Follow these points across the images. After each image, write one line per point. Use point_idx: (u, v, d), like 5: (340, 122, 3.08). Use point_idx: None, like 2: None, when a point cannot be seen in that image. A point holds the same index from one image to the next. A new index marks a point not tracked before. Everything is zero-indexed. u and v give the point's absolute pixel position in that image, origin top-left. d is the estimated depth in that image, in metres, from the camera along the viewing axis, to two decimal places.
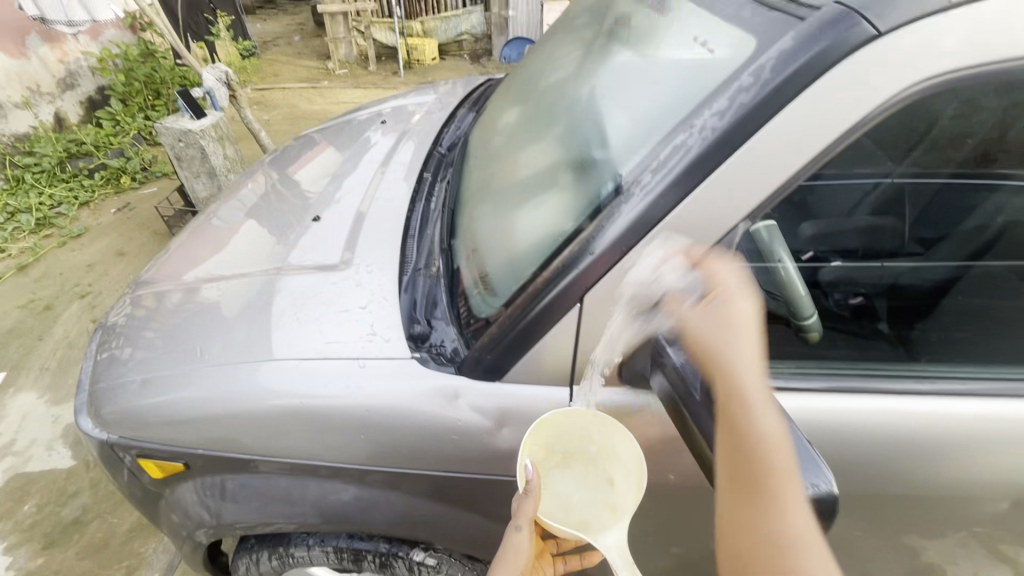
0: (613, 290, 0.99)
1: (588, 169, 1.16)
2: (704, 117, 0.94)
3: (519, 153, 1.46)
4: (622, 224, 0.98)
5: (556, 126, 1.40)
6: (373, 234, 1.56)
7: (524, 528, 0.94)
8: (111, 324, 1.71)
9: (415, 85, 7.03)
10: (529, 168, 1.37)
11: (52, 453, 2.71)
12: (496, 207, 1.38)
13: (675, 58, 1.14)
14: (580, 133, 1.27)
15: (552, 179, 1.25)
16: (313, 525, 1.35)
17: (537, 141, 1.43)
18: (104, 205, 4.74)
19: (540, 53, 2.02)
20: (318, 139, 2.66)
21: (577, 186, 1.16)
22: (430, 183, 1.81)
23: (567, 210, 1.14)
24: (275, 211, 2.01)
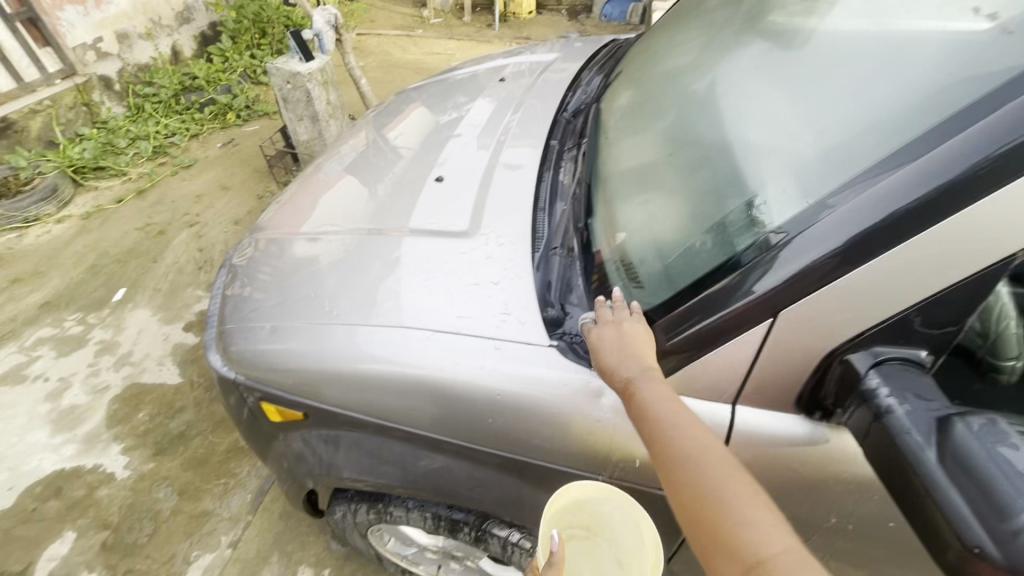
0: (814, 312, 0.84)
1: (742, 178, 1.07)
2: (984, 121, 0.76)
3: (659, 147, 1.37)
4: (843, 233, 0.82)
5: (704, 124, 1.30)
6: (498, 203, 1.48)
7: None
8: (234, 264, 1.76)
9: (510, 40, 6.75)
10: (664, 166, 1.29)
11: (163, 369, 2.94)
12: (649, 190, 1.26)
13: (895, 67, 0.99)
14: (733, 138, 1.18)
15: (689, 184, 1.18)
16: (418, 491, 1.34)
17: (678, 137, 1.34)
18: (211, 140, 4.98)
19: (695, 24, 1.84)
20: (429, 93, 2.57)
21: (728, 194, 1.07)
22: (558, 152, 1.69)
23: (713, 218, 1.06)
24: (388, 166, 1.96)
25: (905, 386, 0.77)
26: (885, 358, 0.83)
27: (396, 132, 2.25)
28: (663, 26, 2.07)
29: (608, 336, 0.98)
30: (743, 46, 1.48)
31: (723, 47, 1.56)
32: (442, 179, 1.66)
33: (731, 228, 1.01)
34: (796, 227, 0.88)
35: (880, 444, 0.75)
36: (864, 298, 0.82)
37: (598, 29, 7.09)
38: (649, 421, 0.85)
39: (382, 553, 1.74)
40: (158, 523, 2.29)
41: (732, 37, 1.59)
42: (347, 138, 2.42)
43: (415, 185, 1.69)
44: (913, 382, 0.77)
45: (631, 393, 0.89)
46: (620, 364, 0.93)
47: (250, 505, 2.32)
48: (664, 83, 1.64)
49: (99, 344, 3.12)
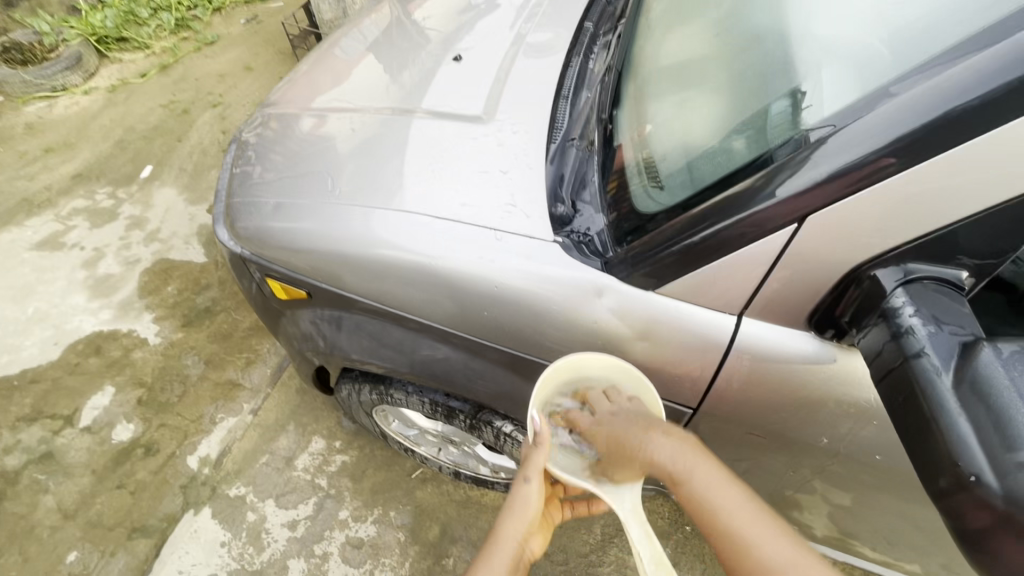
0: (847, 220, 0.73)
1: (790, 68, 0.92)
2: None
3: (702, 31, 1.19)
4: (898, 126, 0.68)
5: (756, 2, 1.10)
6: (519, 89, 1.35)
7: (534, 480, 1.03)
8: (245, 140, 1.71)
9: None
10: (703, 57, 1.13)
11: (189, 247, 3.02)
12: (684, 81, 1.12)
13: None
14: (787, 19, 1.00)
15: (726, 78, 1.04)
16: (414, 376, 1.37)
17: (725, 19, 1.15)
18: (234, 15, 4.71)
19: None
20: None
21: (768, 88, 0.93)
22: (591, 36, 1.51)
23: (748, 117, 0.94)
24: (408, 45, 1.81)
25: (933, 305, 0.69)
26: (917, 275, 0.73)
27: (420, 9, 2.06)
28: None
29: (624, 431, 0.99)
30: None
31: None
32: (461, 59, 1.51)
33: (766, 127, 0.89)
34: (847, 117, 0.74)
35: (892, 360, 0.69)
36: (913, 205, 0.69)
37: None
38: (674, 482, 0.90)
39: (387, 432, 1.85)
40: (187, 388, 2.48)
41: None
42: (368, 13, 2.23)
43: (433, 65, 1.55)
44: (940, 302, 0.70)
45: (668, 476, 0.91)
46: (642, 448, 0.95)
47: (270, 380, 2.47)
48: None
49: (128, 219, 3.19)
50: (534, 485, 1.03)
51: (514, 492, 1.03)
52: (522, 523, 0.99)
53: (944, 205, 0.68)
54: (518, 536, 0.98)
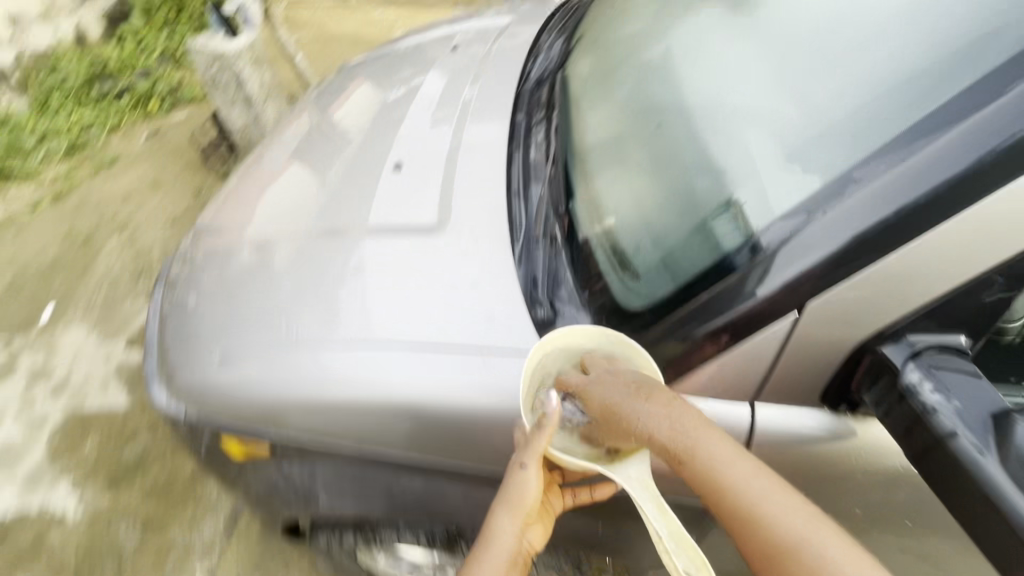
0: (841, 303, 0.76)
1: (734, 150, 0.96)
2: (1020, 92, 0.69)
3: (637, 116, 1.24)
4: (866, 223, 0.73)
5: (683, 86, 1.17)
6: (468, 192, 1.33)
7: (531, 466, 0.88)
8: (172, 279, 1.55)
9: (454, 3, 6.35)
10: (642, 143, 1.17)
11: (107, 392, 2.67)
12: (633, 170, 1.15)
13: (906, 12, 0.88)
14: (720, 102, 1.06)
15: (671, 162, 1.07)
16: (407, 517, 1.23)
17: (656, 104, 1.21)
18: (134, 131, 4.50)
19: None
20: (374, 66, 2.34)
21: (718, 171, 0.97)
22: (525, 127, 1.54)
23: (705, 202, 0.96)
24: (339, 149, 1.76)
25: (946, 381, 0.73)
26: (923, 350, 0.76)
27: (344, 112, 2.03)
28: None
29: (620, 397, 0.83)
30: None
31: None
32: (401, 167, 1.49)
33: (727, 210, 0.91)
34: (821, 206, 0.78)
35: (924, 442, 0.71)
36: (901, 283, 0.73)
37: None
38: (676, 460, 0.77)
39: (375, 570, 1.57)
40: (123, 563, 2.11)
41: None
42: (288, 122, 2.18)
43: (371, 174, 1.50)
44: (951, 376, 0.73)
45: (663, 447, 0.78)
46: (646, 417, 0.80)
47: (224, 531, 2.16)
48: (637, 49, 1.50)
49: (29, 371, 2.80)
50: (532, 471, 0.89)
51: (510, 479, 0.90)
52: (518, 513, 0.90)
53: (930, 277, 0.72)
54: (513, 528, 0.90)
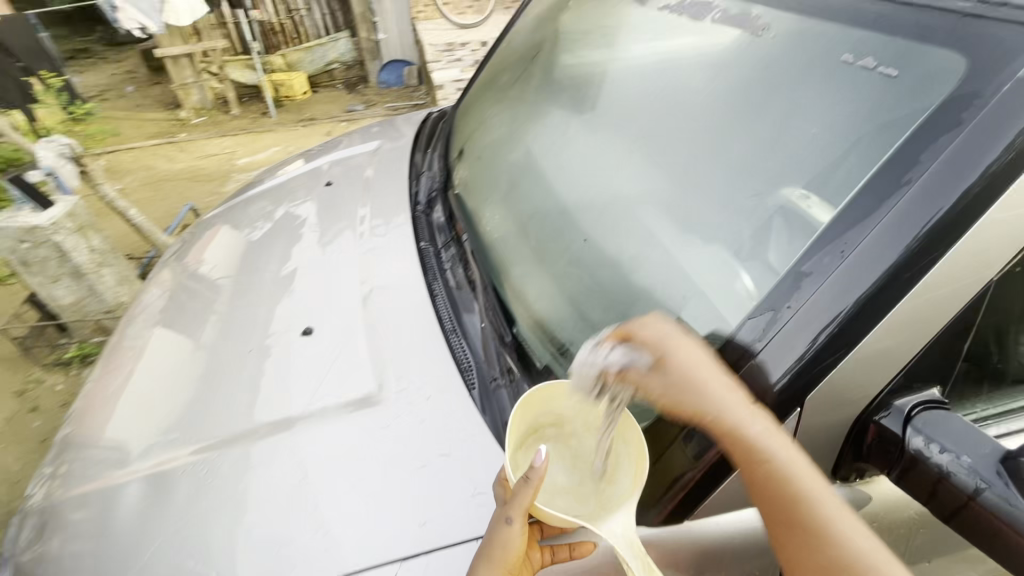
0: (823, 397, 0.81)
1: (674, 268, 1.04)
2: (915, 178, 0.76)
3: (561, 240, 1.29)
4: (824, 323, 0.78)
5: (599, 209, 1.26)
6: (403, 344, 1.21)
7: (518, 521, 0.79)
8: (23, 551, 1.16)
9: (296, 123, 6.30)
10: (577, 267, 1.21)
11: None
12: (573, 292, 1.17)
13: (772, 127, 1.01)
14: (644, 222, 1.15)
15: (615, 286, 1.12)
16: None
17: (578, 227, 1.28)
18: None
19: (530, 99, 1.81)
20: (236, 213, 2.13)
21: (666, 291, 1.03)
22: (435, 255, 1.48)
23: (660, 320, 0.99)
24: (225, 313, 1.52)
25: (953, 435, 0.78)
26: (917, 409, 0.82)
27: (216, 269, 1.80)
28: (486, 98, 1.99)
29: (696, 373, 0.76)
30: (596, 117, 1.49)
31: (573, 122, 1.56)
32: (314, 331, 1.32)
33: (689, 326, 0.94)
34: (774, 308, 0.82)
35: (954, 500, 0.77)
36: (870, 369, 0.80)
37: (378, 97, 6.92)
38: (749, 453, 0.72)
39: None
40: None
41: (576, 110, 1.59)
42: (144, 292, 1.86)
43: (278, 347, 1.30)
44: (955, 428, 0.78)
45: (723, 429, 0.74)
46: (722, 401, 0.74)
47: None
48: (529, 168, 1.58)
49: None
50: (518, 527, 0.79)
51: (491, 531, 0.81)
52: (500, 574, 0.79)
53: (886, 361, 0.81)
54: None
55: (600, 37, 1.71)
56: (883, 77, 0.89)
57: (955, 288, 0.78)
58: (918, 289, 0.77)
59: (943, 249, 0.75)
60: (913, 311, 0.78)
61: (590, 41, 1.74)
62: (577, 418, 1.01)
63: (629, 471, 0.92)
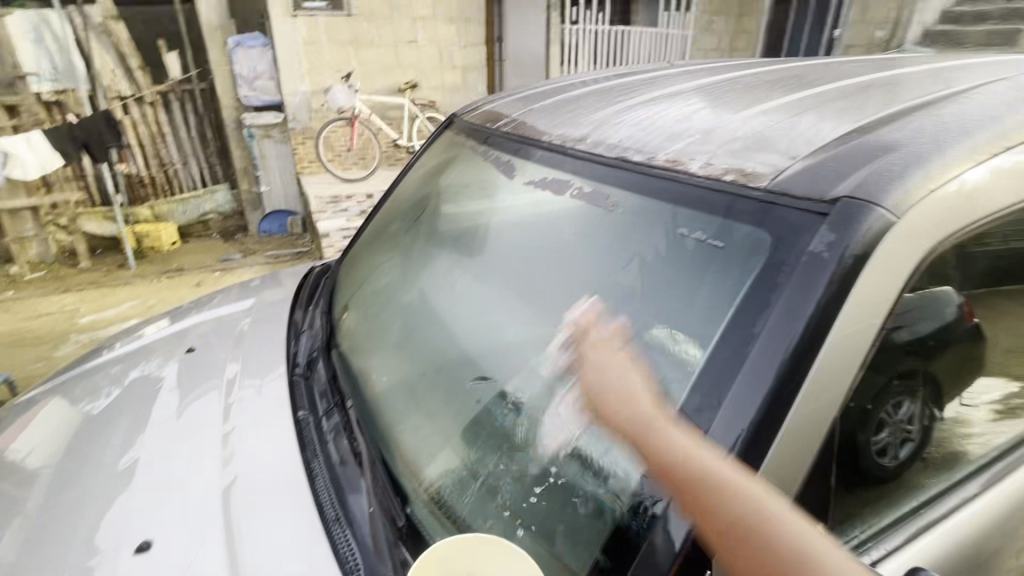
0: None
1: (573, 421, 1.06)
2: (761, 329, 0.83)
3: (460, 397, 1.26)
4: None
5: (495, 364, 1.27)
6: (274, 547, 1.03)
7: None
8: None
9: (158, 275, 5.80)
10: (478, 426, 1.17)
11: None
12: (473, 458, 1.12)
13: (636, 286, 1.11)
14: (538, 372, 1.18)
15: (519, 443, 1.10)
16: None
17: (475, 382, 1.27)
18: None
19: (416, 253, 1.86)
20: (69, 385, 1.81)
21: (571, 444, 1.03)
22: (314, 424, 1.34)
23: (572, 476, 1.00)
24: (30, 527, 1.19)
25: None
26: None
27: (28, 462, 1.45)
28: (372, 253, 2.01)
29: (613, 373, 0.84)
30: (485, 270, 1.55)
31: (461, 274, 1.62)
32: (153, 544, 1.07)
33: (597, 482, 0.96)
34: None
35: None
36: None
37: (259, 245, 6.74)
38: (683, 468, 0.75)
39: None
40: None
41: (463, 266, 1.64)
42: None
43: (101, 575, 1.03)
44: None
45: (644, 434, 0.78)
46: (651, 419, 0.79)
47: None
48: (417, 323, 1.57)
49: None
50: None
51: None
52: None
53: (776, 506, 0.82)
54: None
55: (478, 189, 1.76)
56: (712, 247, 1.00)
57: (821, 423, 0.82)
58: (788, 429, 0.80)
59: (799, 389, 0.79)
60: (786, 458, 0.80)
61: (469, 195, 1.81)
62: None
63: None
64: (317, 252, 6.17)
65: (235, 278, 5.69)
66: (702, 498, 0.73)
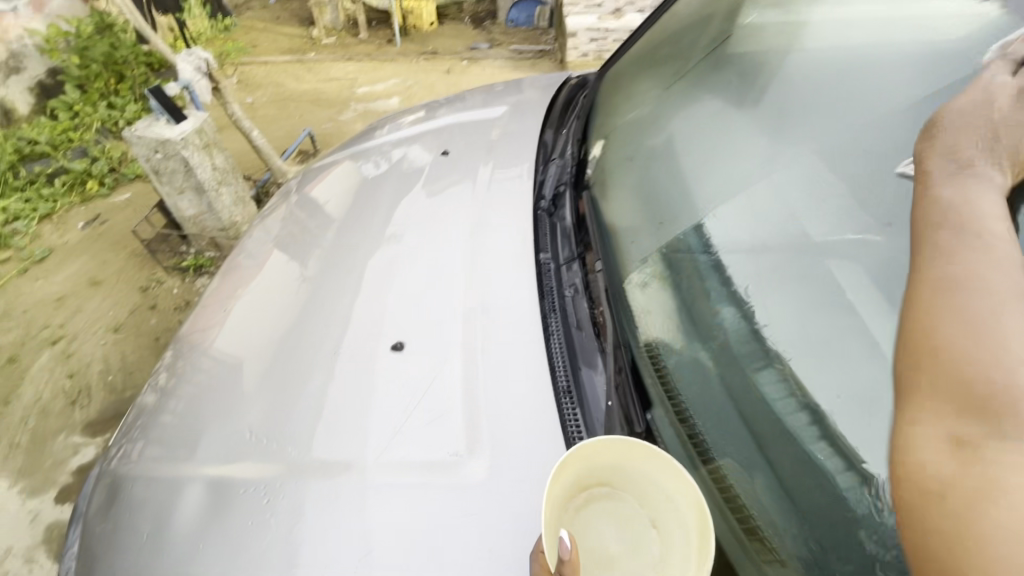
0: None
1: (824, 382, 0.81)
2: None
3: (690, 285, 1.05)
4: None
5: (749, 270, 0.98)
6: (508, 392, 1.00)
7: None
8: (112, 477, 1.14)
9: (418, 56, 6.12)
10: (706, 329, 0.98)
11: (34, 567, 2.17)
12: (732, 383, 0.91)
13: None
14: (847, 321, 0.83)
15: (746, 368, 0.90)
16: None
17: (715, 277, 1.02)
18: (69, 218, 3.96)
19: (705, 76, 1.41)
20: (352, 158, 1.97)
21: (806, 399, 0.82)
22: (554, 275, 1.23)
23: (801, 435, 0.80)
24: (326, 267, 1.42)
25: None
26: None
27: (319, 211, 1.68)
28: (644, 71, 1.62)
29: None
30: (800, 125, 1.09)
31: (752, 133, 1.17)
32: (404, 346, 1.13)
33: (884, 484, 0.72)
34: None
35: None
36: None
37: (505, 36, 6.50)
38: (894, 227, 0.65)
39: None
40: None
41: (761, 119, 1.18)
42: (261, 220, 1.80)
43: (361, 356, 1.14)
44: None
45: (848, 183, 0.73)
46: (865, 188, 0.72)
47: None
48: (692, 174, 1.21)
49: None
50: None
51: None
52: None
53: None
54: None
55: None
56: None
57: None
58: None
59: None
60: None
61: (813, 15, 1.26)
62: (628, 474, 0.84)
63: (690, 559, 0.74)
64: (559, 52, 5.75)
65: (479, 70, 5.73)
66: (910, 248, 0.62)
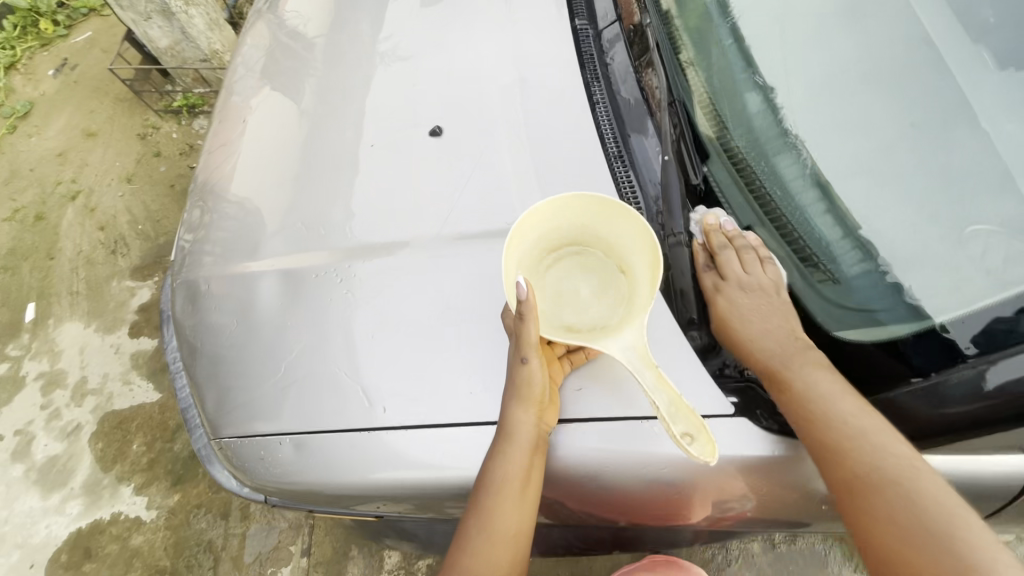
0: None
1: (885, 113, 0.86)
2: None
3: (722, 77, 1.04)
4: None
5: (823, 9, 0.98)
6: (559, 167, 1.02)
7: (529, 357, 0.82)
8: (186, 282, 1.21)
9: None
10: (729, 120, 1.00)
11: (134, 387, 2.50)
12: (768, 163, 0.95)
13: None
14: (912, 55, 0.88)
15: (769, 151, 0.95)
16: (546, 535, 1.09)
17: (745, 63, 1.02)
18: (36, 65, 3.62)
19: None
20: None
21: (818, 177, 0.89)
22: (596, 46, 1.17)
23: (807, 210, 0.90)
24: (339, 65, 1.29)
25: None
26: None
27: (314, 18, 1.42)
28: None
29: (777, 297, 0.90)
30: None
31: None
32: (443, 132, 1.11)
33: (934, 197, 0.80)
34: None
35: None
36: None
37: None
38: (833, 441, 0.77)
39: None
40: (217, 554, 2.13)
41: None
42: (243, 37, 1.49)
43: (399, 149, 1.12)
44: None
45: (791, 377, 0.82)
46: (815, 383, 0.80)
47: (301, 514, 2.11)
48: None
49: (39, 378, 2.59)
50: (535, 363, 0.83)
51: (511, 374, 0.85)
52: (531, 408, 0.83)
53: None
54: (524, 412, 0.83)
55: None
56: None
57: None
58: None
59: None
60: None
61: None
62: (595, 231, 0.93)
63: (645, 288, 0.86)
64: None
65: None
66: (861, 450, 0.75)
